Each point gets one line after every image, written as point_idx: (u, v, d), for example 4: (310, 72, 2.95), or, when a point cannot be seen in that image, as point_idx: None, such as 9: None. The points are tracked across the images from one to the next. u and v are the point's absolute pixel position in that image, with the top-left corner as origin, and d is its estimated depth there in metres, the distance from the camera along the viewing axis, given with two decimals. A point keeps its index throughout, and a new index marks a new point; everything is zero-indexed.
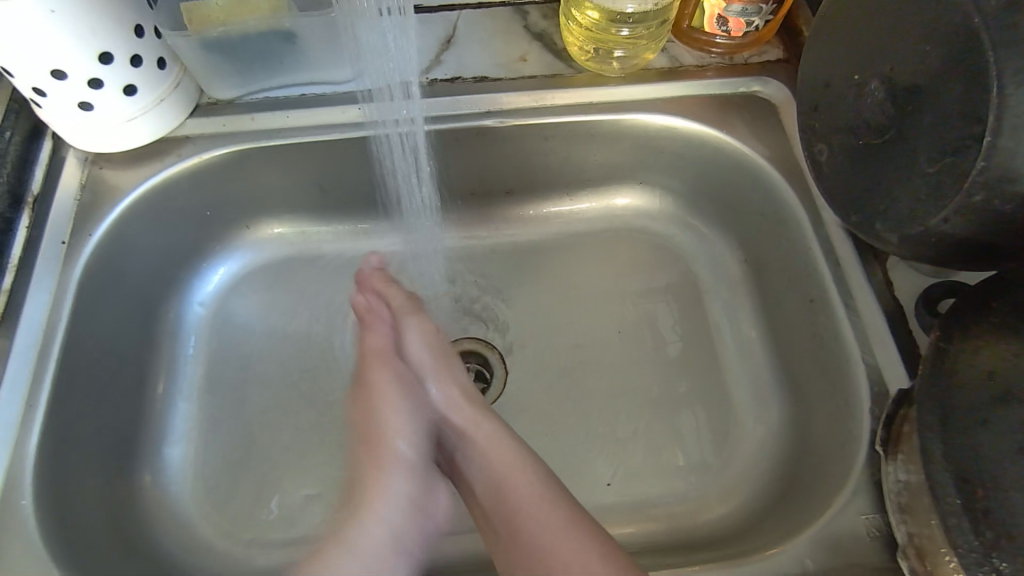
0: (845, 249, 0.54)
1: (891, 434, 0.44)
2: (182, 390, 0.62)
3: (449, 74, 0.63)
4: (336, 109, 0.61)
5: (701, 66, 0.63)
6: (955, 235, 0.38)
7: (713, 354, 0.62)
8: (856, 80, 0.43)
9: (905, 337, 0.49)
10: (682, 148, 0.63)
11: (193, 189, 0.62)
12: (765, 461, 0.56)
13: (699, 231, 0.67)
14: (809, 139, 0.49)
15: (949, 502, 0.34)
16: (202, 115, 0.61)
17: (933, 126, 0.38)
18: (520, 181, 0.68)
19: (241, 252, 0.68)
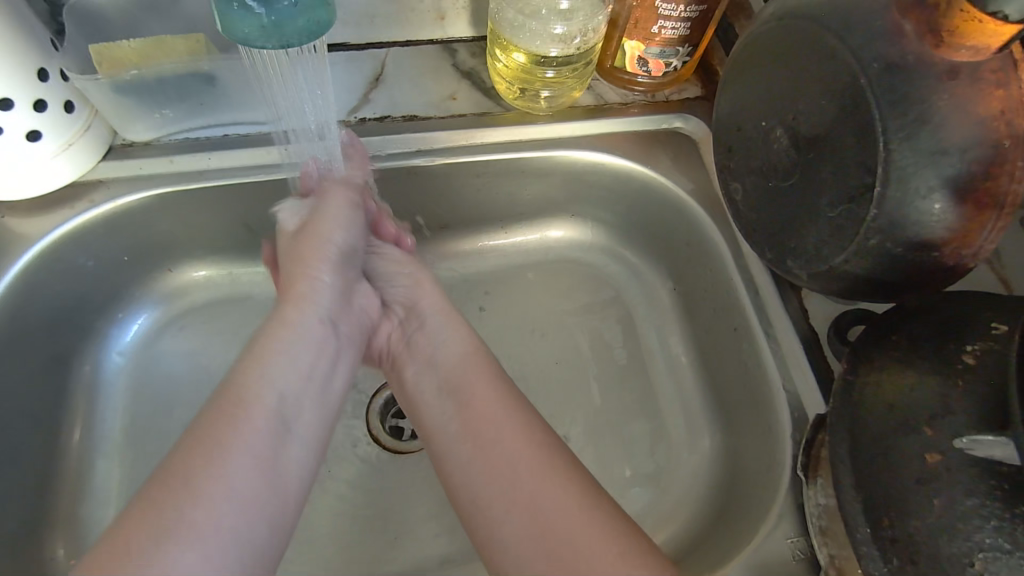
0: (764, 279, 0.56)
1: (811, 459, 0.46)
2: (100, 447, 0.59)
3: (378, 112, 0.62)
4: (260, 151, 0.59)
5: (624, 103, 0.65)
6: (856, 273, 0.40)
7: (647, 381, 0.64)
8: (764, 125, 0.46)
9: (821, 362, 0.52)
10: (611, 183, 0.65)
11: (109, 235, 0.59)
12: (699, 486, 0.58)
13: (630, 262, 0.69)
14: (725, 177, 0.51)
15: (861, 532, 0.35)
16: (116, 158, 0.58)
17: (832, 174, 0.40)
18: (453, 215, 0.68)
19: (162, 298, 0.65)
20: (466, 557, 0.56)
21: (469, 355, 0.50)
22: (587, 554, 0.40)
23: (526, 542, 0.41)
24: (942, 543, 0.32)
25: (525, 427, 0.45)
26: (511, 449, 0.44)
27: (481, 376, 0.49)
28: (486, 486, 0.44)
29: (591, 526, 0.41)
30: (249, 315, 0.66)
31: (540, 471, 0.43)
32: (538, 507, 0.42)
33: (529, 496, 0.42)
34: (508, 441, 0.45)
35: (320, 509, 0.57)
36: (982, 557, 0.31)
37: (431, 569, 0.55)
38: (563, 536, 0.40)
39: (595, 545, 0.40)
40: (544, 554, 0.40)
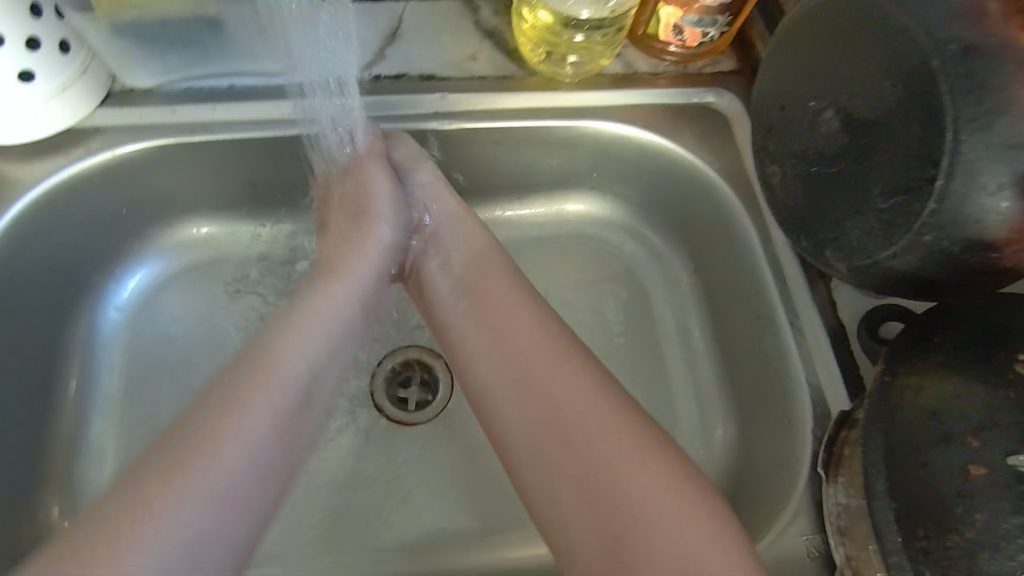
0: (792, 268, 0.54)
1: (832, 456, 0.45)
2: (96, 403, 0.57)
3: (393, 70, 0.59)
4: (267, 105, 0.55)
5: (654, 73, 0.61)
6: (904, 271, 0.38)
7: (662, 365, 0.62)
8: (812, 107, 0.43)
9: (847, 357, 0.50)
10: (636, 158, 0.62)
11: (107, 186, 0.56)
12: (709, 475, 0.57)
13: (649, 241, 0.67)
14: (762, 159, 0.48)
15: (891, 541, 0.34)
16: (115, 105, 0.55)
17: (888, 163, 0.38)
18: (468, 183, 0.65)
19: (162, 254, 0.62)
20: (469, 536, 0.54)
21: (486, 255, 0.51)
22: (593, 431, 0.40)
23: (536, 423, 0.41)
24: (981, 560, 0.31)
25: (538, 317, 0.46)
26: (524, 336, 0.45)
27: (497, 273, 0.50)
28: (499, 372, 0.44)
29: (596, 406, 0.41)
30: (250, 277, 0.63)
31: (551, 353, 0.43)
32: (547, 387, 0.42)
33: (530, 376, 0.43)
34: (522, 330, 0.45)
35: (322, 481, 0.56)
36: None
37: (433, 546, 0.54)
38: (570, 414, 0.40)
39: (603, 425, 0.40)
40: (550, 434, 0.40)
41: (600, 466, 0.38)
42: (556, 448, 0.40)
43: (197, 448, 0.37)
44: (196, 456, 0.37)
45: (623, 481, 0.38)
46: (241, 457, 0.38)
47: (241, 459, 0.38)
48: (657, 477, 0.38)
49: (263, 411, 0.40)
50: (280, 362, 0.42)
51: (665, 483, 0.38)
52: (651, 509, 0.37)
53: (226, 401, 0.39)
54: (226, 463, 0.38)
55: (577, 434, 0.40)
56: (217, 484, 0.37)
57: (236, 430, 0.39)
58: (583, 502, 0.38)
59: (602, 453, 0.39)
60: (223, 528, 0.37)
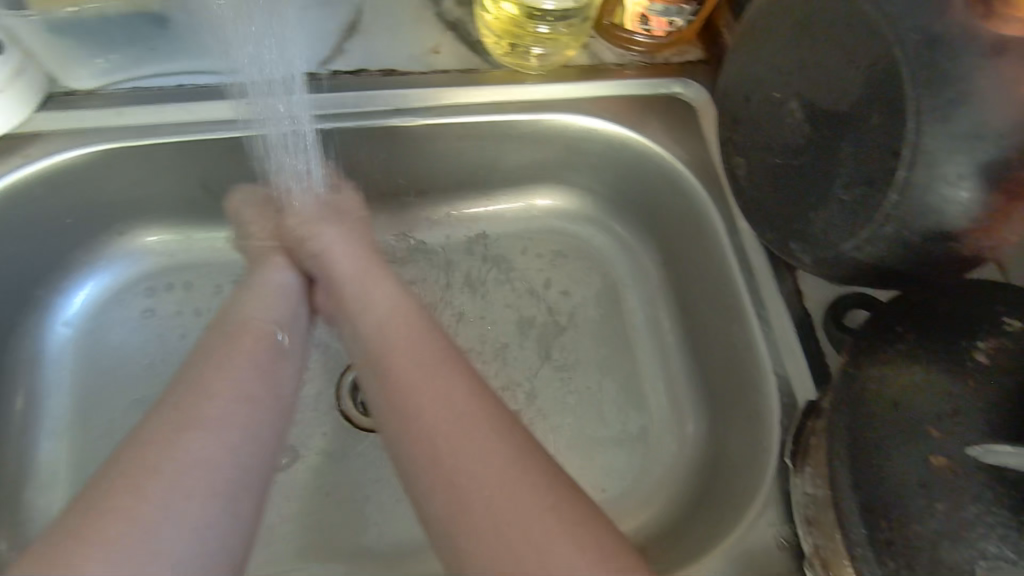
0: (759, 259, 0.54)
1: (800, 446, 0.45)
2: (47, 425, 0.55)
3: (353, 65, 0.57)
4: (215, 106, 0.54)
5: (621, 64, 0.61)
6: (867, 262, 0.38)
7: (632, 359, 0.62)
8: (776, 98, 0.43)
9: (813, 347, 0.51)
10: (602, 151, 0.61)
11: (51, 193, 0.53)
12: (680, 467, 0.57)
13: (620, 234, 0.66)
14: (728, 150, 0.48)
15: (856, 533, 0.34)
16: (56, 108, 0.52)
17: (850, 154, 0.38)
18: (434, 180, 0.64)
19: (112, 265, 0.60)
20: None
21: (382, 284, 0.48)
22: (477, 466, 0.36)
23: (417, 455, 0.38)
24: (944, 550, 0.31)
25: (452, 359, 0.42)
26: (408, 364, 0.41)
27: (396, 300, 0.46)
28: (388, 400, 0.41)
29: (485, 443, 0.37)
30: (203, 285, 0.61)
31: (435, 384, 0.40)
32: (424, 423, 0.38)
33: (424, 402, 0.39)
34: (408, 358, 0.42)
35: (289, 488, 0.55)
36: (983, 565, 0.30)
37: (405, 550, 0.53)
38: (449, 452, 0.37)
39: (489, 463, 0.36)
40: (440, 456, 0.37)
41: (476, 500, 0.35)
42: (437, 484, 0.36)
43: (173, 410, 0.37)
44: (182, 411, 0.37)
45: (504, 498, 0.35)
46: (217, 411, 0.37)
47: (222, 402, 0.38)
48: (544, 505, 0.35)
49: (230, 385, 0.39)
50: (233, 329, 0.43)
51: (555, 509, 0.35)
52: (524, 538, 0.33)
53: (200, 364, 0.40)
54: (209, 432, 0.37)
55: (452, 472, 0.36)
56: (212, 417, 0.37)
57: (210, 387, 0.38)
58: (462, 539, 0.35)
59: (477, 496, 0.35)
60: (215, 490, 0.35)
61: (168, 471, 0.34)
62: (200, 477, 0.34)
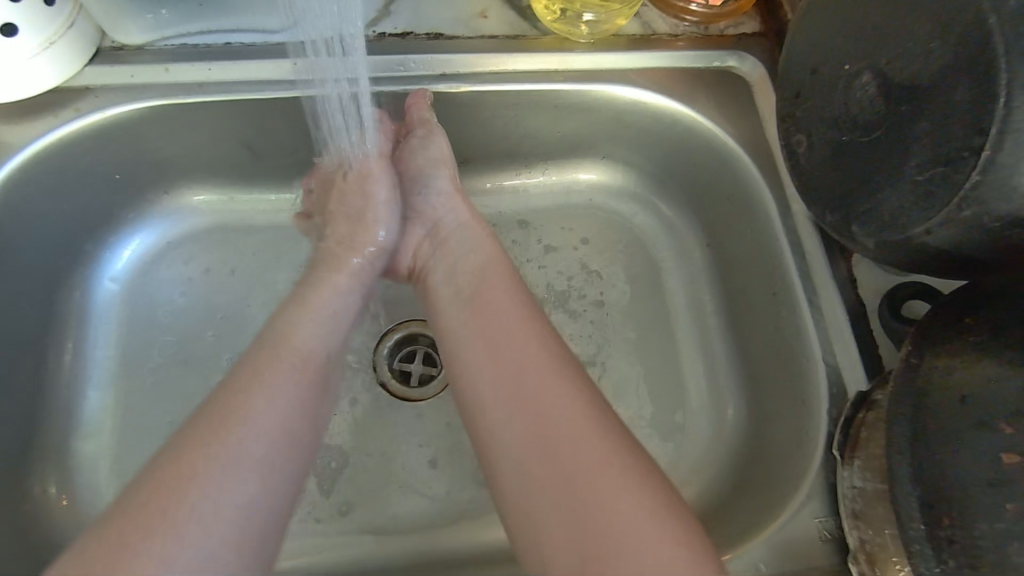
0: (812, 242, 0.52)
1: (848, 438, 0.44)
2: (93, 376, 0.56)
3: (399, 27, 0.56)
4: (264, 64, 0.53)
5: (674, 35, 0.58)
6: (939, 246, 0.36)
7: (672, 341, 0.60)
8: (847, 71, 0.40)
9: (866, 336, 0.49)
10: (652, 125, 0.59)
11: (99, 149, 0.53)
12: (718, 453, 0.56)
13: (663, 213, 0.64)
14: (787, 127, 0.46)
15: (915, 529, 0.33)
16: (105, 63, 0.52)
17: (927, 130, 0.35)
18: (475, 150, 0.62)
19: (159, 223, 0.60)
20: (471, 510, 0.54)
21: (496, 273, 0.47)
22: (575, 462, 0.36)
23: (524, 443, 0.38)
24: (1012, 552, 0.29)
25: (547, 351, 0.41)
26: (548, 358, 0.41)
27: (496, 285, 0.46)
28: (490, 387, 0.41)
29: (590, 441, 0.37)
30: (249, 248, 0.61)
31: (550, 374, 0.40)
32: (550, 416, 0.38)
33: (532, 396, 0.39)
34: (526, 346, 0.41)
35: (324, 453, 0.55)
36: None
37: (437, 519, 0.53)
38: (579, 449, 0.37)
39: (592, 464, 0.36)
40: (532, 458, 0.37)
41: (571, 510, 0.35)
42: (544, 477, 0.36)
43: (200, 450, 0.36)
44: (226, 430, 0.37)
45: (597, 507, 0.35)
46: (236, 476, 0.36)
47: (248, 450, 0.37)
48: (641, 506, 0.35)
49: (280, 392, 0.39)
50: (286, 343, 0.42)
51: (652, 511, 0.35)
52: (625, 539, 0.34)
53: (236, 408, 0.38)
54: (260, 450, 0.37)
55: (579, 466, 0.36)
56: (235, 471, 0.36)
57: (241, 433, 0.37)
58: (552, 527, 0.35)
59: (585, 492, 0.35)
60: (246, 510, 0.35)
61: (208, 481, 0.35)
62: (238, 484, 0.36)
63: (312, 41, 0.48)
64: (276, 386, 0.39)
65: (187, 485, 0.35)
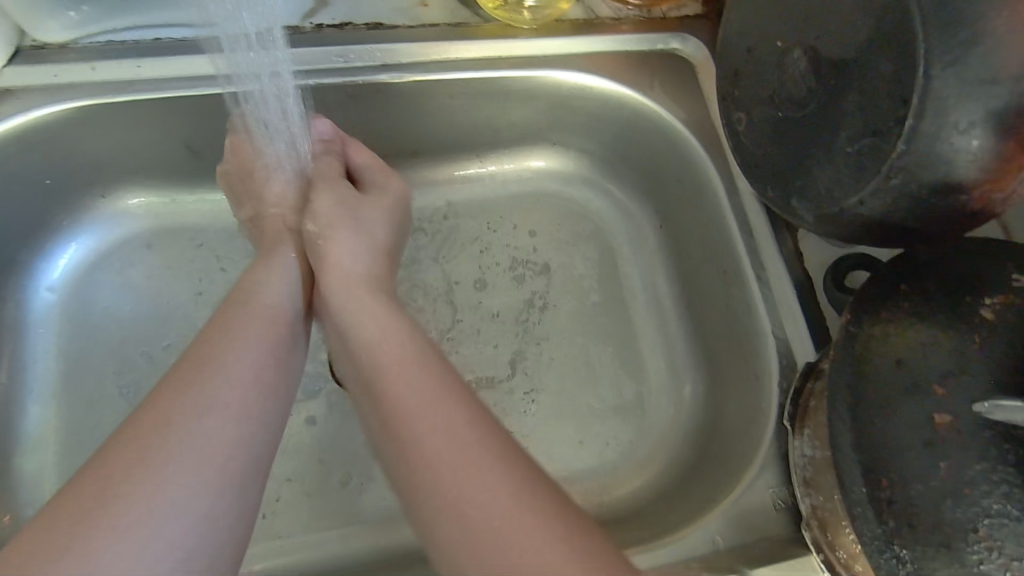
0: (759, 220, 0.53)
1: (798, 409, 0.45)
2: (31, 390, 0.54)
3: (337, 19, 0.55)
4: (196, 59, 0.51)
5: (617, 19, 0.58)
6: (871, 216, 0.36)
7: (629, 324, 0.61)
8: (779, 47, 0.41)
9: (813, 309, 0.50)
10: (599, 110, 0.59)
11: (25, 153, 0.51)
12: (677, 431, 0.57)
13: (616, 198, 0.65)
14: (727, 105, 0.46)
15: (857, 492, 0.33)
16: (26, 63, 0.50)
17: (857, 103, 0.36)
18: (425, 141, 0.62)
19: (96, 228, 0.58)
20: None
21: (405, 341, 0.40)
22: (418, 458, 0.34)
23: (429, 515, 0.33)
24: (945, 509, 0.30)
25: (396, 349, 0.40)
26: (402, 377, 0.38)
27: (406, 361, 0.39)
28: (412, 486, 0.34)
29: (488, 495, 0.32)
30: (193, 249, 0.59)
31: (395, 373, 0.38)
32: (404, 427, 0.36)
33: (382, 399, 0.38)
34: (433, 432, 0.34)
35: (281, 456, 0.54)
36: (986, 523, 0.29)
37: (400, 515, 0.53)
38: (478, 506, 0.31)
39: (434, 453, 0.34)
40: (397, 468, 0.36)
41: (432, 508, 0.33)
42: (452, 546, 0.31)
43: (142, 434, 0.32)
44: (173, 422, 0.32)
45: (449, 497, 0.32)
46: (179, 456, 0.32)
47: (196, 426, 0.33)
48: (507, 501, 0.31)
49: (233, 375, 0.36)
50: (235, 328, 0.39)
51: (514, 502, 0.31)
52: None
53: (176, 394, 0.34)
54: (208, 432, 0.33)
55: (483, 526, 0.31)
56: (179, 452, 0.32)
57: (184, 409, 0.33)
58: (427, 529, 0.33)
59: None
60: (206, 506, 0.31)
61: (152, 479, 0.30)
62: (194, 483, 0.31)
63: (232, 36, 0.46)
64: (229, 367, 0.36)
65: (143, 459, 0.31)
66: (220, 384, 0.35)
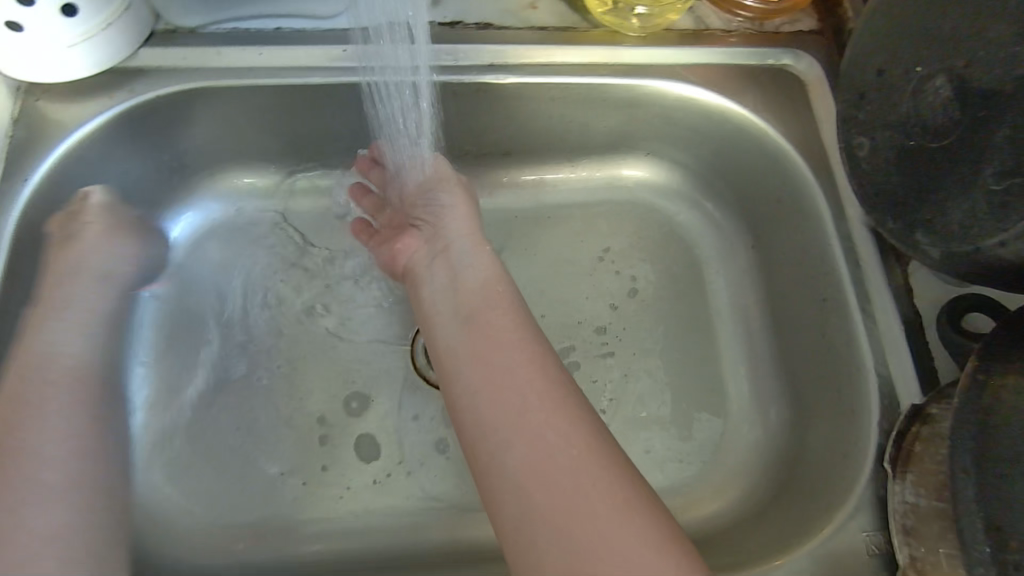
0: (865, 250, 0.51)
1: (900, 453, 0.43)
2: (139, 352, 0.56)
3: (448, 17, 0.55)
4: (314, 51, 0.53)
5: (727, 31, 0.57)
6: (1012, 259, 0.34)
7: (712, 343, 0.59)
8: (916, 74, 0.39)
9: (920, 347, 0.47)
10: (700, 123, 0.58)
11: (150, 129, 0.54)
12: (756, 459, 0.55)
13: (707, 214, 0.63)
14: (847, 130, 0.45)
15: (978, 551, 0.32)
16: (158, 45, 0.52)
17: (1005, 138, 0.34)
18: (519, 143, 0.62)
19: (205, 204, 0.61)
20: None
21: (518, 335, 0.43)
22: (544, 468, 0.37)
23: (541, 526, 0.35)
24: None
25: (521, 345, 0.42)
26: (528, 380, 0.40)
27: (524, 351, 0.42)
28: (522, 474, 0.37)
29: (612, 526, 0.35)
30: (292, 232, 0.61)
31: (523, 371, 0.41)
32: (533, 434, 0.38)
33: (505, 393, 0.40)
34: (557, 434, 0.38)
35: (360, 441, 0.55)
36: None
37: (472, 513, 0.53)
38: (600, 538, 0.35)
39: (561, 473, 0.37)
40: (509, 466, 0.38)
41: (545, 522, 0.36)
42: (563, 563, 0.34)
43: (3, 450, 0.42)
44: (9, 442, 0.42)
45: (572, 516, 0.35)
46: (46, 485, 0.42)
47: (43, 446, 0.43)
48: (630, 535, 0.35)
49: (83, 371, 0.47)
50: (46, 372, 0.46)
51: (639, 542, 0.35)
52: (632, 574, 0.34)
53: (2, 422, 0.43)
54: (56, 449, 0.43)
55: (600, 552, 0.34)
56: (59, 458, 0.43)
57: (26, 433, 0.43)
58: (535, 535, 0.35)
59: (577, 499, 0.36)
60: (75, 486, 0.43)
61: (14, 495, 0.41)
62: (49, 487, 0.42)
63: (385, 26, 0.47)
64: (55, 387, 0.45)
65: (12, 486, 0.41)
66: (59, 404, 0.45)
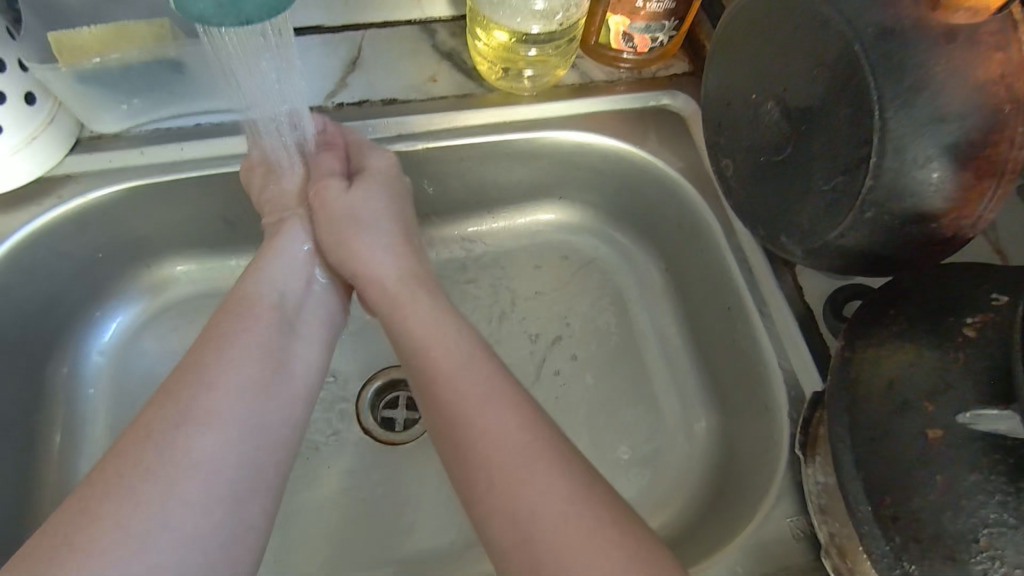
0: (757, 258, 0.55)
1: (808, 437, 0.45)
2: (83, 448, 0.58)
3: (356, 97, 0.61)
4: (232, 140, 0.57)
5: (610, 81, 0.63)
6: (853, 248, 0.39)
7: (641, 364, 0.63)
8: (754, 101, 0.45)
9: (816, 340, 0.52)
10: (597, 164, 0.63)
11: (82, 232, 0.57)
12: (695, 467, 0.58)
13: (621, 245, 0.68)
14: (715, 154, 0.50)
15: (862, 510, 0.34)
16: (83, 152, 0.56)
17: (827, 148, 0.39)
18: (440, 202, 0.66)
19: (142, 294, 0.63)
20: (461, 552, 0.54)
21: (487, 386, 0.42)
22: (533, 518, 0.36)
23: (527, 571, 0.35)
24: (946, 520, 0.32)
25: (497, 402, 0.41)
26: (505, 433, 0.39)
27: (497, 409, 0.40)
28: (505, 533, 0.36)
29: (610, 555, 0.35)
30: None
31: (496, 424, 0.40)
32: (517, 488, 0.37)
33: (476, 456, 0.39)
34: (546, 484, 0.37)
35: (315, 504, 0.56)
36: (986, 533, 0.30)
37: (429, 560, 0.54)
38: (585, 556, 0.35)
39: (562, 514, 0.36)
40: (494, 515, 0.37)
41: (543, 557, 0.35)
42: None
43: (156, 420, 0.38)
44: (166, 429, 0.38)
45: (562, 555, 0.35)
46: (202, 424, 0.39)
47: (206, 422, 0.39)
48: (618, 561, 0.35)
49: (228, 372, 0.42)
50: (240, 321, 0.45)
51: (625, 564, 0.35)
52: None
53: (189, 368, 0.41)
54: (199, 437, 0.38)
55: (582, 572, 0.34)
56: (186, 451, 0.37)
57: (191, 403, 0.39)
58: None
59: None
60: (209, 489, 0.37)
61: (159, 466, 0.37)
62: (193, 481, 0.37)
63: (268, 116, 0.51)
64: (227, 358, 0.42)
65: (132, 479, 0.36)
66: (219, 381, 0.41)
